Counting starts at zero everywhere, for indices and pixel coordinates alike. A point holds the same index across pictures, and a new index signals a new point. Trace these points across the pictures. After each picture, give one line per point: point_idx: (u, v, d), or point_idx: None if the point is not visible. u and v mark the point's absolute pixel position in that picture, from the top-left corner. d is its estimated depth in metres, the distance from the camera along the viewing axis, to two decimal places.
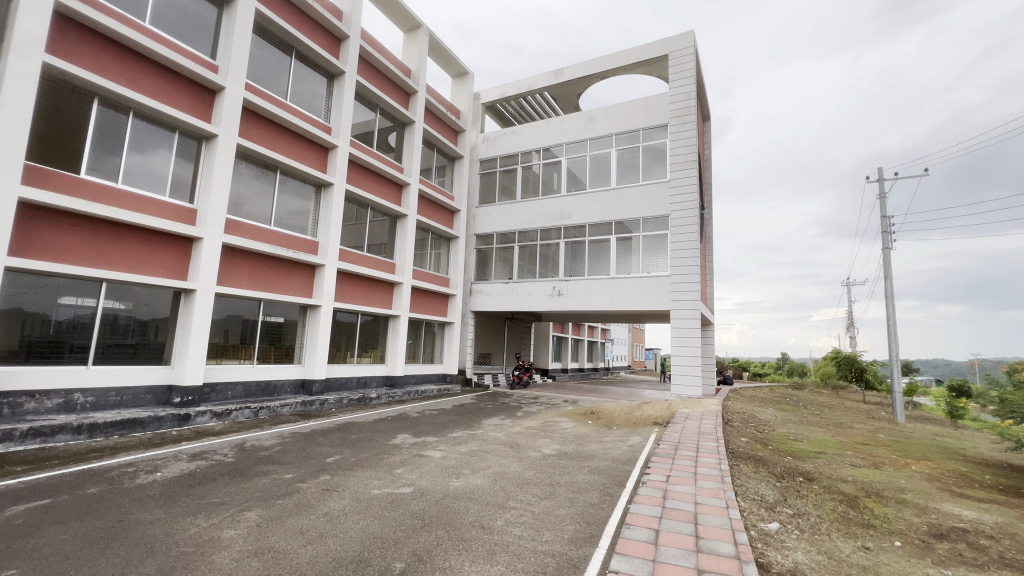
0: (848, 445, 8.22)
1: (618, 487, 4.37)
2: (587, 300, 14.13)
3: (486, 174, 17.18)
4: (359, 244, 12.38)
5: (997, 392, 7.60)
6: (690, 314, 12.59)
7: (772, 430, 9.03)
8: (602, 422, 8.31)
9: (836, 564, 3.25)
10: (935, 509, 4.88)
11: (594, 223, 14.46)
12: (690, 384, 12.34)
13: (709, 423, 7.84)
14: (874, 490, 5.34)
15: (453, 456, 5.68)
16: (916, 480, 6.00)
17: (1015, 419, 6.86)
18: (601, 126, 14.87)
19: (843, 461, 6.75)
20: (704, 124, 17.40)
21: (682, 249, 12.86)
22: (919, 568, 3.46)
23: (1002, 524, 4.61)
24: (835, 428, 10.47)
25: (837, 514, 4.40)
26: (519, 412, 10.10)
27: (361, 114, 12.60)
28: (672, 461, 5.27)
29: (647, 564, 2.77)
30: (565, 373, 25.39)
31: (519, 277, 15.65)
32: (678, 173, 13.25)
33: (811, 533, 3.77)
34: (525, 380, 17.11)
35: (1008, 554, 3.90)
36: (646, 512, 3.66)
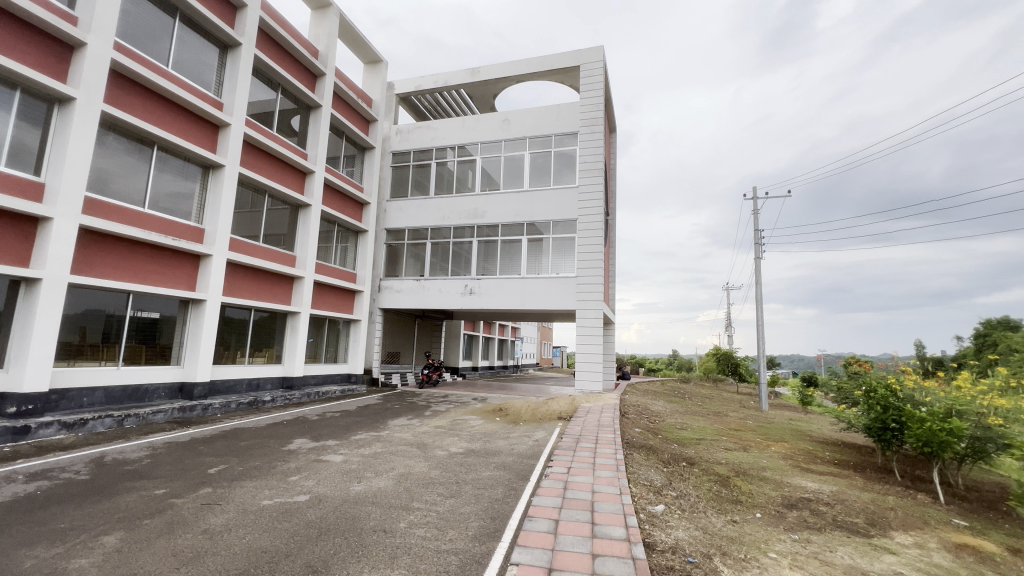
0: (724, 431, 9.28)
1: (522, 481, 4.49)
2: (498, 298, 14.33)
3: (398, 167, 16.64)
4: (254, 233, 11.31)
5: (835, 381, 9.08)
6: (594, 313, 13.32)
7: (661, 421, 9.88)
8: (509, 418, 8.49)
9: (709, 537, 3.65)
10: (787, 482, 5.69)
11: (507, 223, 14.70)
12: (592, 379, 13.08)
13: (608, 416, 8.37)
14: (743, 470, 6.09)
15: (355, 460, 5.42)
16: (775, 459, 6.95)
17: (847, 404, 8.25)
18: (515, 128, 15.13)
19: (719, 446, 7.61)
20: (611, 135, 18.53)
21: (588, 252, 13.56)
22: (773, 534, 4.01)
23: (835, 491, 5.52)
24: (713, 416, 11.77)
25: (712, 493, 4.95)
26: (427, 412, 9.85)
27: (260, 92, 11.52)
28: (574, 454, 5.55)
29: (547, 554, 2.87)
30: (475, 371, 25.50)
31: (431, 274, 15.41)
32: (586, 179, 13.95)
33: (690, 511, 4.19)
34: (434, 379, 16.88)
35: (839, 516, 4.68)
36: (547, 503, 3.81)
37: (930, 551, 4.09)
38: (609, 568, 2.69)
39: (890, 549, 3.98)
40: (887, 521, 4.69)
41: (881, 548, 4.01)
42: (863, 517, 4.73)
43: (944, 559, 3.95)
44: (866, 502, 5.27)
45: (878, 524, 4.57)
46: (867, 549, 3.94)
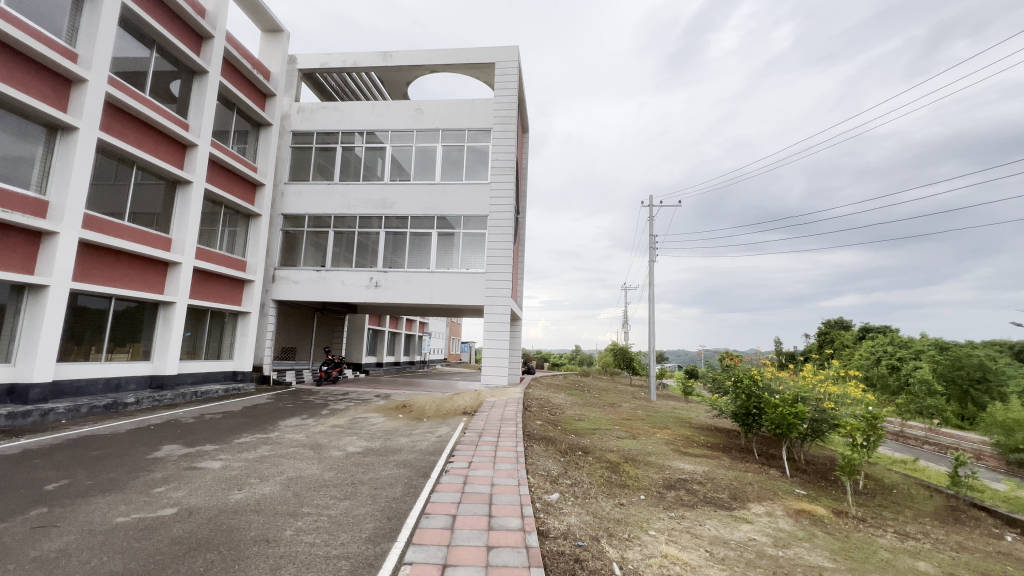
0: (617, 421, 9.98)
1: (422, 479, 4.42)
2: (406, 293, 13.95)
3: (298, 148, 15.40)
4: (117, 210, 9.75)
5: (711, 373, 10.21)
6: (501, 309, 13.55)
7: (561, 413, 10.34)
8: (413, 414, 8.32)
9: (598, 521, 3.90)
10: (668, 465, 6.27)
11: (417, 215, 14.33)
12: (497, 374, 13.29)
13: (511, 410, 8.55)
14: (631, 456, 6.60)
15: (237, 466, 4.93)
16: (659, 445, 7.63)
17: (719, 393, 9.32)
18: (428, 119, 14.76)
19: (612, 434, 8.17)
20: (523, 135, 18.91)
21: (497, 248, 13.74)
22: (654, 513, 4.39)
23: (707, 471, 6.21)
24: (608, 407, 12.60)
25: (603, 479, 5.31)
26: (324, 411, 9.24)
27: (129, 47, 9.94)
28: (475, 448, 5.59)
29: (442, 550, 2.85)
30: (380, 367, 24.56)
31: (333, 265, 14.53)
32: (497, 176, 14.10)
33: (583, 497, 4.44)
34: (334, 376, 15.94)
35: (708, 493, 5.27)
36: (446, 499, 3.79)
37: (776, 517, 4.77)
38: (503, 558, 2.75)
39: (746, 519, 4.57)
40: (746, 494, 5.39)
41: (740, 518, 4.59)
42: (727, 492, 5.38)
43: (786, 524, 4.64)
44: (730, 479, 5.99)
45: (739, 498, 5.23)
46: (729, 520, 4.49)
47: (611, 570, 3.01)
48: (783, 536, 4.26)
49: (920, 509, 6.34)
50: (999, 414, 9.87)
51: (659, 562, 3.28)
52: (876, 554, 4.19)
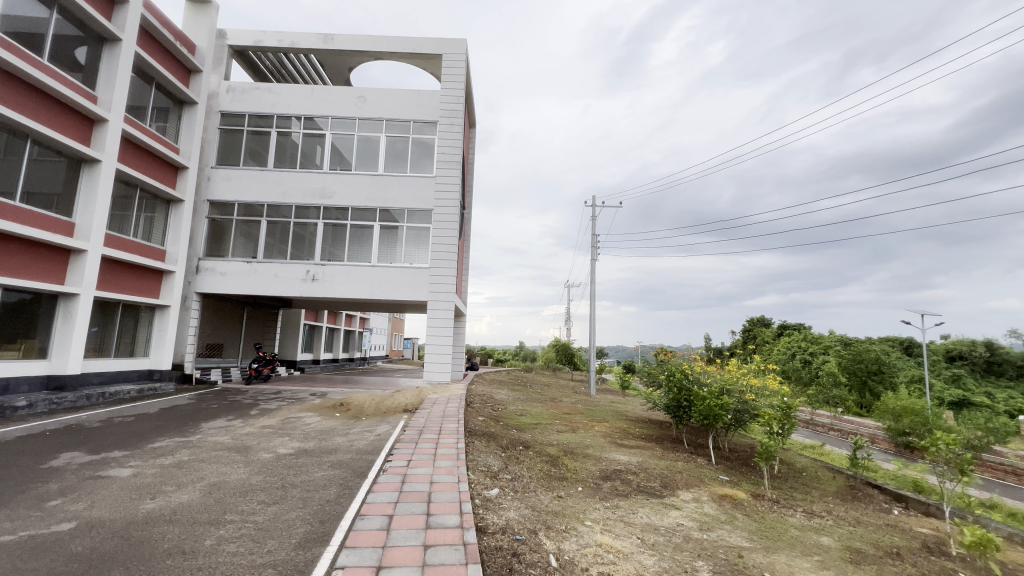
0: (558, 415, 10.18)
1: (358, 479, 4.28)
2: (345, 287, 13.43)
3: (228, 130, 14.32)
4: (8, 189, 8.61)
5: (647, 368, 10.67)
6: (445, 305, 13.40)
7: (503, 408, 10.42)
8: (351, 413, 8.03)
9: (536, 514, 3.96)
10: (605, 457, 6.50)
11: (358, 207, 13.80)
12: (440, 371, 13.16)
13: (453, 406, 8.48)
14: (571, 449, 6.77)
15: (150, 473, 4.51)
16: (597, 437, 7.87)
17: (654, 387, 9.77)
18: (371, 107, 14.23)
19: (552, 428, 8.33)
20: (470, 130, 18.75)
21: (442, 243, 13.57)
22: (590, 504, 4.53)
23: (641, 461, 6.49)
24: (549, 402, 12.84)
25: (543, 472, 5.40)
26: (253, 411, 8.70)
27: (23, 5, 8.78)
28: (415, 446, 5.49)
29: (377, 552, 2.77)
30: (316, 364, 23.49)
31: (265, 256, 13.69)
32: (443, 170, 13.90)
33: (522, 492, 4.49)
34: (265, 374, 15.04)
35: (641, 482, 5.52)
36: (383, 499, 3.69)
37: (702, 502, 5.08)
38: (439, 557, 2.71)
39: (675, 505, 4.83)
40: (675, 482, 5.69)
41: (669, 505, 4.84)
42: (658, 481, 5.66)
43: (711, 508, 4.95)
44: (662, 468, 6.31)
45: (669, 486, 5.51)
46: (659, 507, 4.72)
47: (548, 562, 3.07)
48: (707, 520, 4.55)
49: (824, 489, 7.01)
50: (890, 402, 11.10)
51: (594, 552, 3.39)
52: (787, 532, 4.57)
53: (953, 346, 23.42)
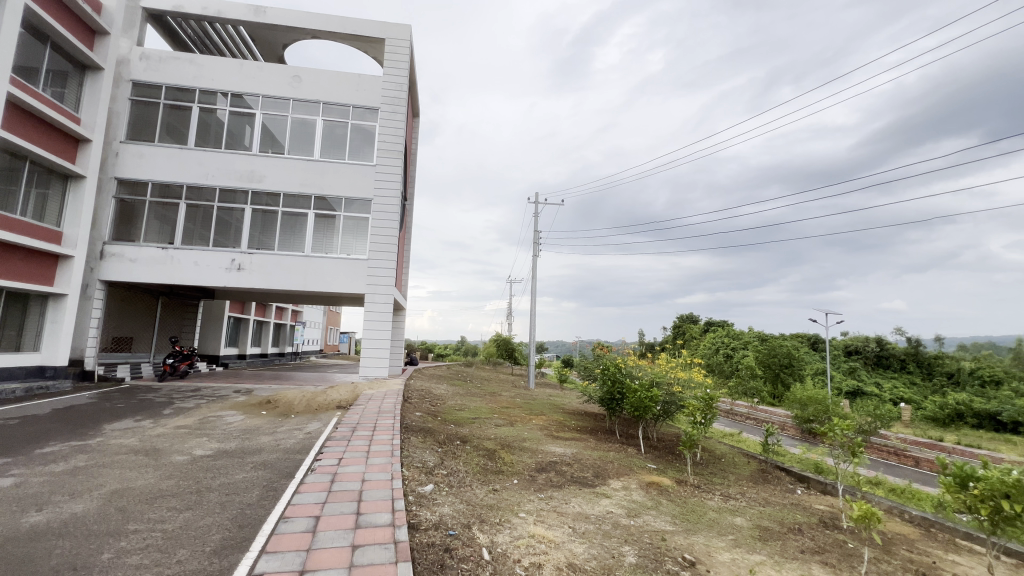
0: (496, 409, 10.25)
1: (283, 480, 4.05)
2: (275, 278, 12.66)
3: (140, 102, 12.97)
4: None
5: (584, 362, 11.00)
6: (383, 298, 13.03)
7: (442, 404, 10.31)
8: (279, 411, 7.58)
9: (471, 508, 3.96)
10: (541, 450, 6.62)
11: (290, 193, 13.02)
12: (378, 366, 12.81)
13: (389, 402, 8.26)
14: (507, 442, 6.84)
15: (38, 482, 4.01)
16: (534, 430, 8.01)
17: (589, 380, 10.09)
18: (307, 88, 13.44)
19: (490, 423, 8.37)
20: (413, 119, 18.31)
21: (381, 235, 13.17)
22: (524, 496, 4.61)
23: (575, 453, 6.68)
24: (488, 396, 12.91)
25: (479, 466, 5.41)
26: (166, 410, 7.99)
27: None
28: (347, 444, 5.29)
29: (300, 555, 2.64)
30: (242, 360, 22.00)
31: (184, 242, 12.59)
32: (384, 159, 13.48)
33: (458, 486, 4.47)
34: (182, 370, 13.86)
35: (575, 473, 5.69)
36: (309, 500, 3.52)
37: (631, 490, 5.32)
38: (368, 557, 2.63)
39: (606, 494, 5.02)
40: (607, 472, 5.92)
41: (600, 494, 5.03)
42: (590, 471, 5.86)
43: (638, 495, 5.20)
44: (595, 458, 6.54)
45: (601, 475, 5.73)
46: (590, 496, 4.89)
47: (481, 556, 3.07)
48: (635, 507, 4.78)
49: (740, 474, 7.61)
50: (798, 393, 12.25)
51: (527, 543, 3.45)
52: (705, 515, 4.91)
53: (850, 342, 26.20)
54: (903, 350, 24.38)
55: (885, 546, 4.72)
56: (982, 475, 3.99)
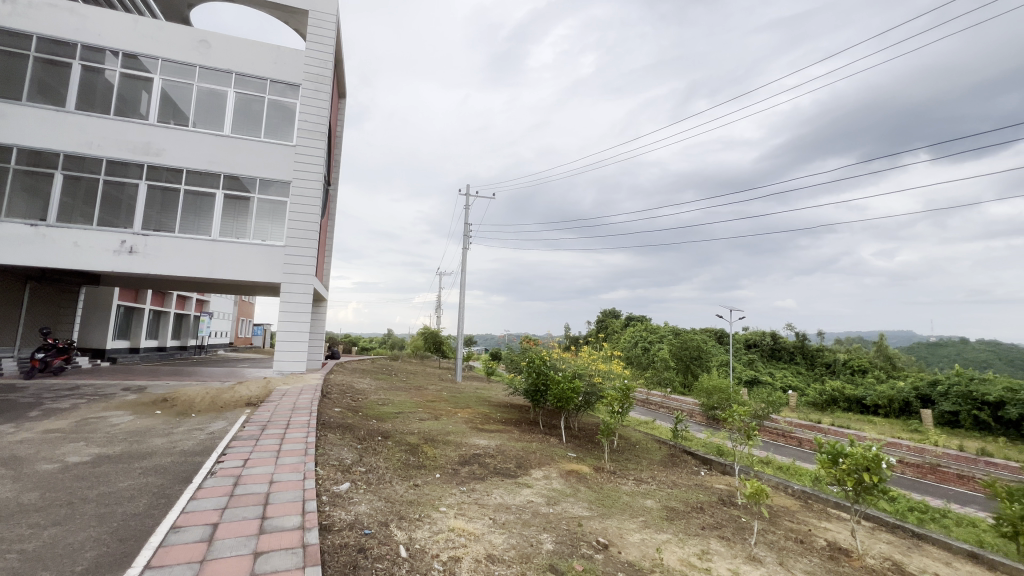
0: (421, 403, 10.06)
1: (179, 485, 3.68)
2: (175, 263, 11.43)
3: (3, 52, 11.05)
4: None
5: (510, 355, 11.13)
6: (302, 289, 12.28)
7: (364, 398, 9.93)
8: (176, 410, 6.85)
9: (389, 505, 3.85)
10: (465, 443, 6.60)
11: (195, 170, 11.78)
12: (295, 360, 12.10)
13: (305, 398, 7.80)
14: (431, 437, 6.74)
15: None
16: (459, 424, 7.98)
17: (515, 373, 10.23)
18: (217, 55, 12.19)
19: (414, 417, 8.21)
20: (339, 100, 17.36)
21: (301, 221, 12.38)
22: (446, 490, 4.57)
23: (499, 445, 6.75)
24: (413, 390, 12.67)
25: (400, 462, 5.29)
26: (34, 411, 6.93)
27: None
28: (255, 444, 4.90)
29: (192, 568, 2.41)
30: (134, 354, 19.66)
31: (60, 219, 10.95)
32: (305, 140, 12.65)
33: (376, 484, 4.33)
34: (56, 366, 12.09)
35: (497, 464, 5.74)
36: (207, 506, 3.23)
37: (551, 479, 5.48)
38: (272, 564, 2.47)
39: (527, 484, 5.13)
40: (529, 462, 6.06)
41: (521, 484, 5.12)
42: (513, 462, 5.95)
43: (558, 484, 5.37)
44: (518, 449, 6.65)
45: (523, 466, 5.84)
46: (512, 487, 4.96)
47: (397, 554, 3.00)
48: (554, 495, 4.93)
49: (652, 458, 8.17)
50: (705, 382, 13.32)
51: (446, 537, 3.42)
52: (619, 499, 5.19)
53: (750, 336, 28.98)
54: (792, 343, 27.45)
55: (771, 518, 5.29)
56: (848, 452, 4.59)
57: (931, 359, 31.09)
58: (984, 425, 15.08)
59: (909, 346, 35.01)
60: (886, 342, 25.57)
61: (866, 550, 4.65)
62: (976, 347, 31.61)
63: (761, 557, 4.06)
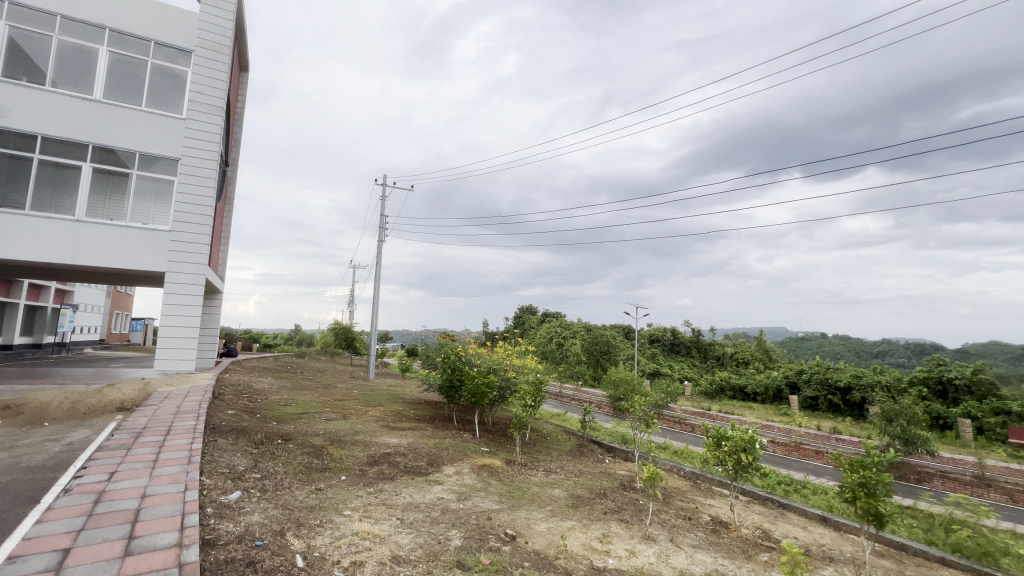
0: (329, 403, 9.51)
1: (23, 507, 3.13)
2: (24, 246, 9.67)
3: None
4: None
5: (426, 351, 10.90)
6: (190, 279, 11.03)
7: (264, 399, 9.19)
8: (23, 419, 5.80)
9: (287, 512, 3.60)
10: (375, 442, 6.37)
11: (54, 139, 10.01)
12: (180, 359, 10.89)
13: (192, 400, 7.00)
14: (338, 437, 6.39)
15: None
16: (369, 423, 7.66)
17: (431, 369, 10.06)
18: (85, 5, 10.43)
19: (320, 417, 7.73)
20: (240, 73, 15.81)
21: (190, 203, 11.10)
22: (351, 492, 4.37)
23: (411, 443, 6.60)
24: (321, 389, 11.95)
25: (302, 465, 4.97)
26: None
27: None
28: (126, 455, 4.30)
29: None
30: None
31: None
32: (198, 113, 11.36)
33: (272, 491, 4.01)
34: None
35: (409, 463, 5.61)
36: (56, 530, 2.77)
37: (463, 475, 5.48)
38: None
39: (438, 481, 5.08)
40: (441, 459, 6.00)
41: (432, 481, 5.06)
42: (425, 460, 5.86)
43: (470, 479, 5.38)
44: (430, 447, 6.56)
45: (435, 463, 5.77)
46: (422, 485, 4.88)
47: (293, 564, 2.81)
48: (466, 490, 4.93)
49: (562, 449, 8.51)
50: (614, 375, 14.12)
51: (349, 541, 3.28)
52: (529, 490, 5.33)
53: (653, 332, 31.22)
54: (689, 338, 30.07)
55: (665, 499, 5.75)
56: (730, 435, 5.14)
57: (798, 351, 35.88)
58: (836, 407, 17.76)
59: (782, 341, 40.02)
60: (765, 337, 28.97)
61: (742, 521, 5.24)
62: (831, 341, 37.13)
63: (654, 535, 4.40)
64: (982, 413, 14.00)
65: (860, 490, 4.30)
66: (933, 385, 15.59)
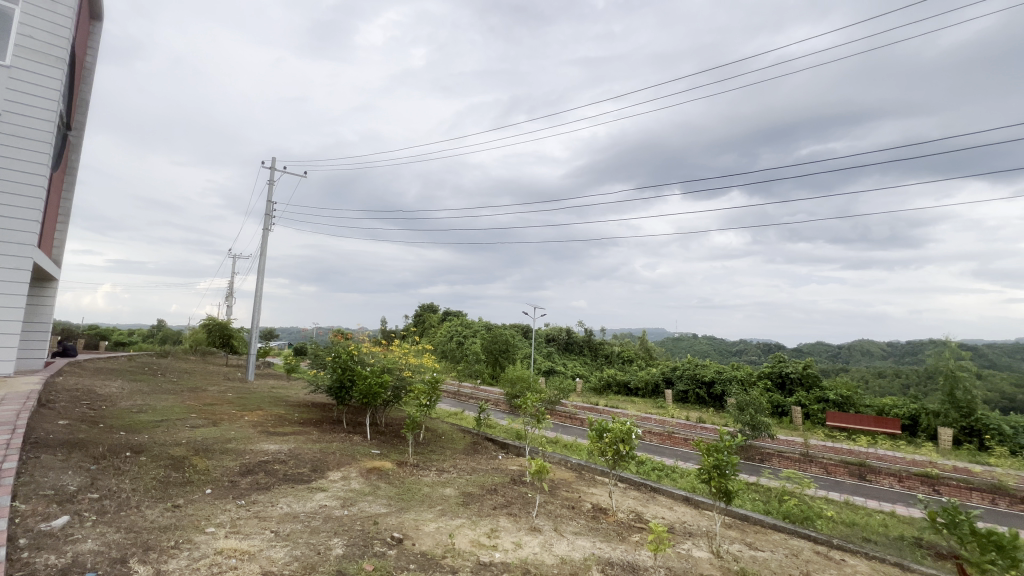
0: (194, 408, 8.41)
1: None
2: None
3: None
4: None
5: (315, 350, 10.17)
6: (8, 262, 9.05)
7: (110, 406, 7.85)
8: None
9: (132, 536, 3.11)
10: (251, 450, 5.78)
11: None
12: None
13: (6, 410, 5.71)
14: (204, 447, 5.68)
15: None
16: (244, 429, 6.92)
17: (320, 369, 9.39)
18: None
19: (183, 425, 6.80)
20: (90, 22, 13.38)
21: (13, 169, 9.13)
22: (218, 507, 3.92)
23: (293, 448, 6.10)
24: (186, 393, 10.55)
25: (156, 480, 4.33)
26: None
27: None
28: None
29: None
30: None
31: None
32: (29, 62, 9.38)
33: (114, 512, 3.44)
34: None
35: (288, 470, 5.18)
36: None
37: (350, 479, 5.20)
38: None
39: (321, 488, 4.76)
40: (326, 464, 5.64)
41: (314, 489, 4.72)
42: (307, 466, 5.46)
43: (357, 483, 5.12)
44: (314, 452, 6.13)
45: (319, 469, 5.40)
46: (303, 493, 4.54)
47: None
48: (351, 495, 4.69)
49: (456, 448, 8.49)
50: (511, 372, 14.48)
51: (211, 562, 2.94)
52: (420, 491, 5.24)
53: (549, 331, 32.60)
54: (582, 337, 31.92)
55: (552, 491, 6.03)
56: (611, 427, 5.55)
57: (674, 349, 40.04)
58: (701, 399, 20.22)
59: (660, 340, 44.37)
60: (647, 337, 31.81)
61: (619, 507, 5.68)
62: (701, 340, 42.05)
63: (540, 526, 4.59)
64: (809, 400, 16.86)
65: (715, 471, 4.90)
66: (775, 377, 18.36)
